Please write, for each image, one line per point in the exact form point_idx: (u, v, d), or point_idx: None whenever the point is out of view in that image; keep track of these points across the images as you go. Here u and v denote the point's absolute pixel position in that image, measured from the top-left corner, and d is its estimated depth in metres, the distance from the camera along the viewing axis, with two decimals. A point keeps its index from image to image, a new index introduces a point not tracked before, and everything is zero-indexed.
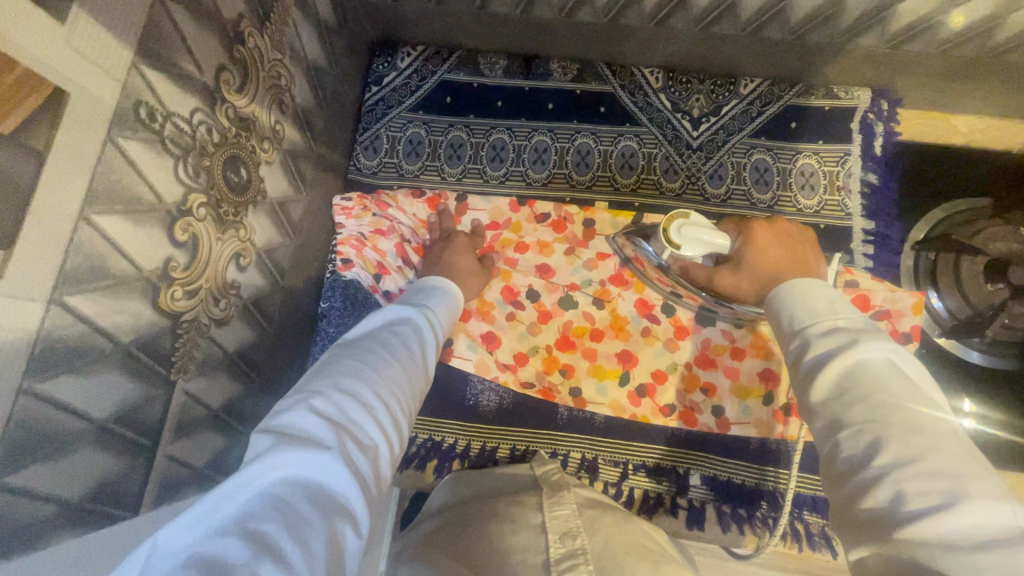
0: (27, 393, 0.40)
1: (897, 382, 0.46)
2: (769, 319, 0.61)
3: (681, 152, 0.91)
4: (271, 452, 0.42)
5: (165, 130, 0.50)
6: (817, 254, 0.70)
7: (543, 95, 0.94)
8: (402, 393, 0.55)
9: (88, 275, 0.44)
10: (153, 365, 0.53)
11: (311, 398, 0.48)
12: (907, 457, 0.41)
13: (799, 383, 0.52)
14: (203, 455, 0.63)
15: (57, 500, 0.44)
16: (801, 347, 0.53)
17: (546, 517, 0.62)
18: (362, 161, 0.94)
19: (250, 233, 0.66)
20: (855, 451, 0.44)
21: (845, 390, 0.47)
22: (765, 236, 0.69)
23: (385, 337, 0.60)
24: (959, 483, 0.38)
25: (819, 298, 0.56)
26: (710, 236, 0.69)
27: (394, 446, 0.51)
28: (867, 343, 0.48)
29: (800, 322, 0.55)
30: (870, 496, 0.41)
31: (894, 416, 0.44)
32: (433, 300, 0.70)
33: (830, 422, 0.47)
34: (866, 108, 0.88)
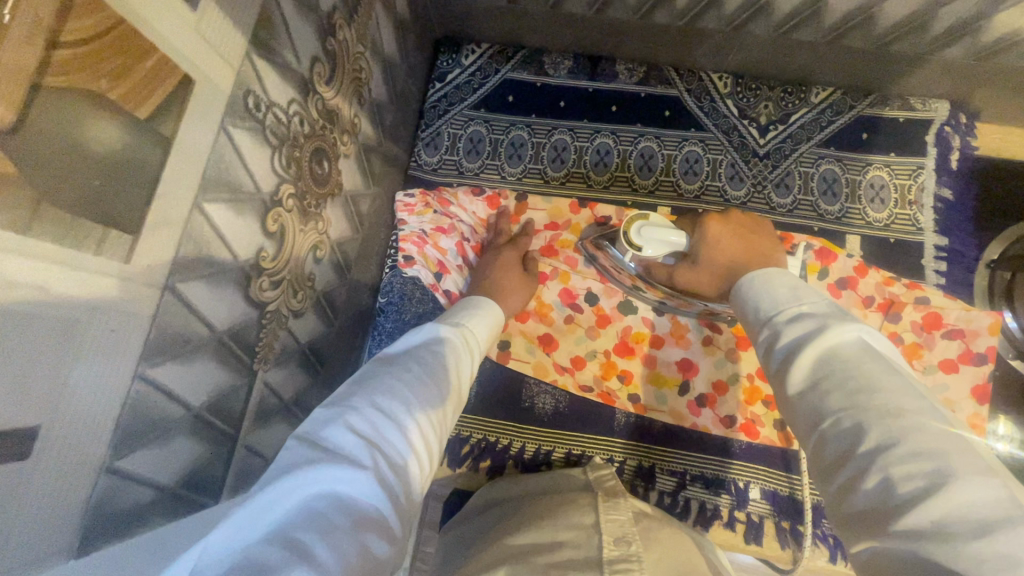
0: (140, 379, 0.40)
1: (869, 361, 0.41)
2: (735, 312, 0.57)
3: (747, 160, 0.90)
4: (308, 464, 0.40)
5: (267, 120, 0.50)
6: (771, 243, 0.71)
7: (607, 96, 0.93)
8: (438, 412, 0.53)
9: (196, 263, 0.44)
10: (241, 355, 0.53)
11: (349, 411, 0.46)
12: (891, 439, 0.36)
13: (769, 373, 0.48)
14: (273, 445, 0.64)
15: (156, 486, 0.44)
16: (771, 338, 0.49)
17: (600, 518, 0.58)
18: (423, 157, 0.94)
19: (328, 226, 0.66)
20: (838, 442, 0.38)
21: (821, 379, 0.42)
22: (716, 232, 0.69)
23: (422, 351, 0.57)
24: (948, 460, 0.33)
25: (781, 283, 0.53)
26: (667, 234, 0.68)
27: (426, 466, 0.49)
28: (836, 325, 0.44)
29: (765, 310, 0.51)
30: (858, 488, 0.36)
31: (873, 398, 0.38)
32: (472, 314, 0.67)
33: (809, 415, 0.41)
34: (943, 120, 0.86)
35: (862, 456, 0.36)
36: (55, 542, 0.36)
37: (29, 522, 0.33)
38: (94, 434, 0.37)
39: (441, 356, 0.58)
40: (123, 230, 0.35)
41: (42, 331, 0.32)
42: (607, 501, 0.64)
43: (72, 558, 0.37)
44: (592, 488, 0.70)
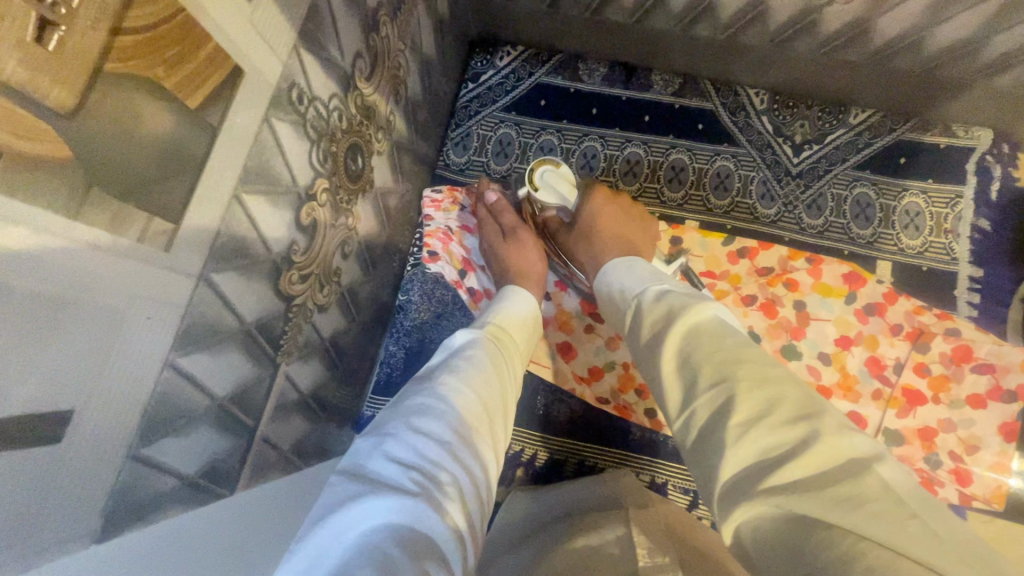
0: (171, 367, 0.40)
1: (727, 336, 0.45)
2: (605, 298, 0.62)
3: (780, 178, 0.88)
4: (357, 501, 0.41)
5: (308, 113, 0.49)
6: (649, 230, 0.76)
7: (640, 106, 0.92)
8: (480, 422, 0.53)
9: (231, 254, 0.43)
10: (266, 347, 0.52)
11: (387, 442, 0.47)
12: (760, 407, 0.39)
13: (644, 346, 0.51)
14: (289, 438, 0.64)
15: (177, 475, 0.44)
16: (637, 317, 0.54)
17: (629, 529, 0.57)
18: (452, 157, 0.94)
19: (357, 222, 0.66)
20: (713, 415, 0.41)
21: (687, 354, 0.46)
22: (601, 203, 0.75)
23: (453, 361, 0.57)
24: (810, 422, 0.37)
25: (642, 269, 0.59)
26: (562, 187, 0.80)
27: (479, 478, 0.49)
28: (692, 304, 0.49)
29: (631, 291, 0.57)
30: (733, 454, 0.38)
31: (739, 368, 0.42)
32: (500, 314, 0.67)
33: (683, 390, 0.45)
34: (985, 150, 0.84)
35: (739, 424, 0.39)
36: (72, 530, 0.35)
37: (51, 508, 0.33)
38: (124, 421, 0.37)
39: (475, 363, 0.57)
40: (166, 219, 0.35)
41: (85, 316, 0.31)
42: (636, 512, 0.63)
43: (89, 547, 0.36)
44: (619, 501, 0.68)
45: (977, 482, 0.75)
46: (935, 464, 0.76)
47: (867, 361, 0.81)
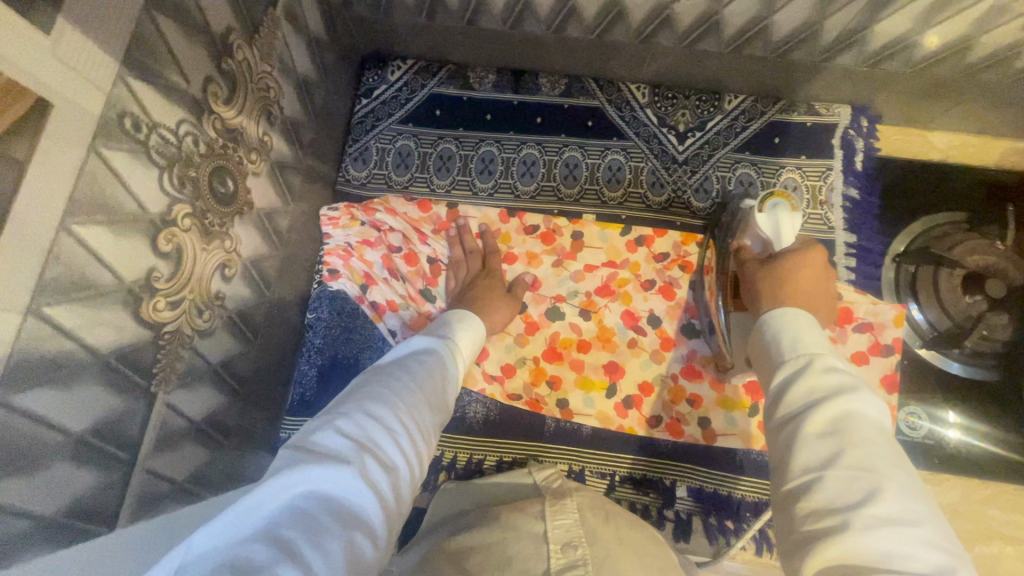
0: (2, 407, 0.39)
1: (886, 438, 0.45)
2: (759, 345, 0.59)
3: (667, 166, 0.93)
4: (297, 467, 0.42)
5: (150, 140, 0.50)
6: (827, 314, 0.70)
7: (531, 108, 0.95)
8: (422, 418, 0.55)
9: (67, 286, 0.43)
10: (133, 376, 0.52)
11: (336, 419, 0.48)
12: (905, 516, 0.40)
13: (799, 405, 0.49)
14: (183, 468, 0.63)
15: (31, 516, 0.43)
16: (796, 372, 0.51)
17: (548, 526, 0.57)
18: (352, 172, 0.94)
19: (236, 244, 0.66)
20: (845, 494, 0.42)
21: (844, 427, 0.45)
22: (811, 260, 0.69)
23: (408, 363, 0.60)
24: (945, 558, 0.38)
25: (819, 331, 0.55)
26: (787, 227, 0.74)
27: (413, 469, 0.51)
28: (865, 395, 0.47)
29: (806, 348, 0.53)
30: (856, 541, 0.39)
31: (888, 469, 0.43)
32: (456, 327, 0.70)
33: (819, 456, 0.44)
34: (846, 124, 0.90)
35: (866, 520, 0.40)
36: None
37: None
38: None
39: (427, 366, 0.60)
40: None
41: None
42: (555, 504, 0.63)
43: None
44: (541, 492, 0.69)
45: None
46: None
47: None
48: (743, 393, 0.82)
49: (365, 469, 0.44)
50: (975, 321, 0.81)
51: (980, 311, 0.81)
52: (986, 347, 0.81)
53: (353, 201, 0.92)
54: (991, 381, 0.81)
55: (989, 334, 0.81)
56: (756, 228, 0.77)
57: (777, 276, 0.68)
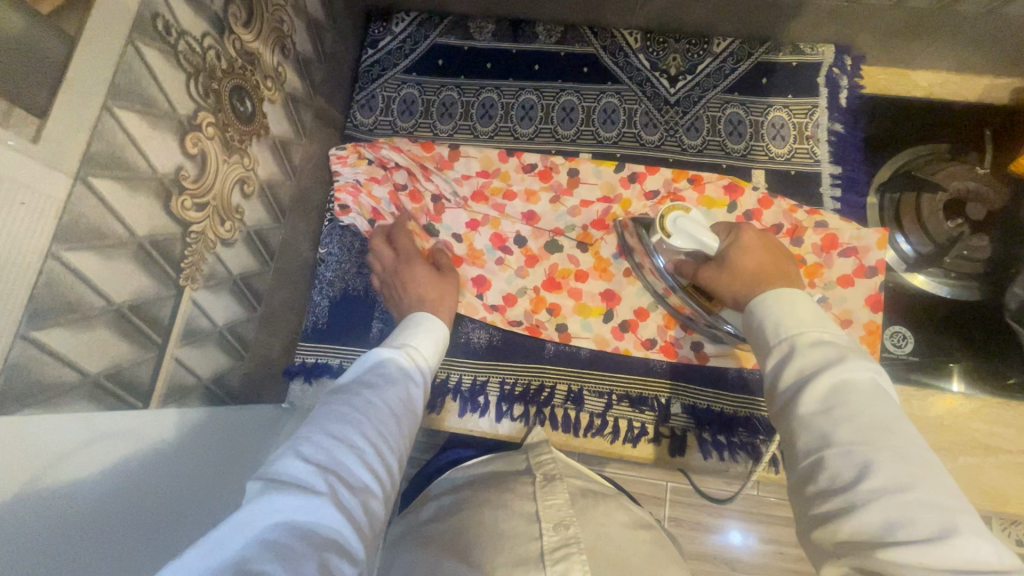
0: (55, 259, 0.44)
1: (882, 404, 0.47)
2: (749, 330, 0.63)
3: (660, 108, 0.97)
4: (261, 498, 0.43)
5: (178, 46, 0.55)
6: (795, 267, 0.75)
7: (529, 56, 1.00)
8: (388, 433, 0.57)
9: (109, 162, 0.48)
10: (164, 265, 0.57)
11: (298, 445, 0.50)
12: (901, 484, 0.42)
13: (792, 390, 0.52)
14: (208, 368, 0.68)
15: (78, 369, 0.48)
16: (785, 356, 0.55)
17: (539, 505, 0.58)
18: (359, 119, 0.99)
19: (254, 164, 0.71)
20: (843, 471, 0.44)
21: (837, 403, 0.48)
22: (749, 238, 0.74)
23: (366, 380, 0.62)
24: (948, 517, 0.40)
25: (803, 307, 0.58)
26: (701, 235, 0.74)
27: (385, 483, 0.53)
28: (854, 362, 0.50)
29: (787, 329, 0.57)
30: (857, 519, 0.42)
31: (882, 438, 0.45)
32: (415, 334, 0.74)
33: (817, 435, 0.47)
34: (830, 63, 0.94)
35: (868, 492, 0.42)
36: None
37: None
38: (12, 302, 0.41)
39: (388, 382, 0.63)
40: (28, 111, 0.40)
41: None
42: (545, 485, 0.63)
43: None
44: (530, 471, 0.68)
45: None
46: None
47: None
48: None
49: (333, 493, 0.46)
50: (956, 241, 0.85)
51: (961, 231, 0.85)
52: (967, 267, 0.85)
53: (358, 143, 0.96)
54: (976, 302, 0.85)
55: (969, 254, 0.85)
56: (682, 249, 0.76)
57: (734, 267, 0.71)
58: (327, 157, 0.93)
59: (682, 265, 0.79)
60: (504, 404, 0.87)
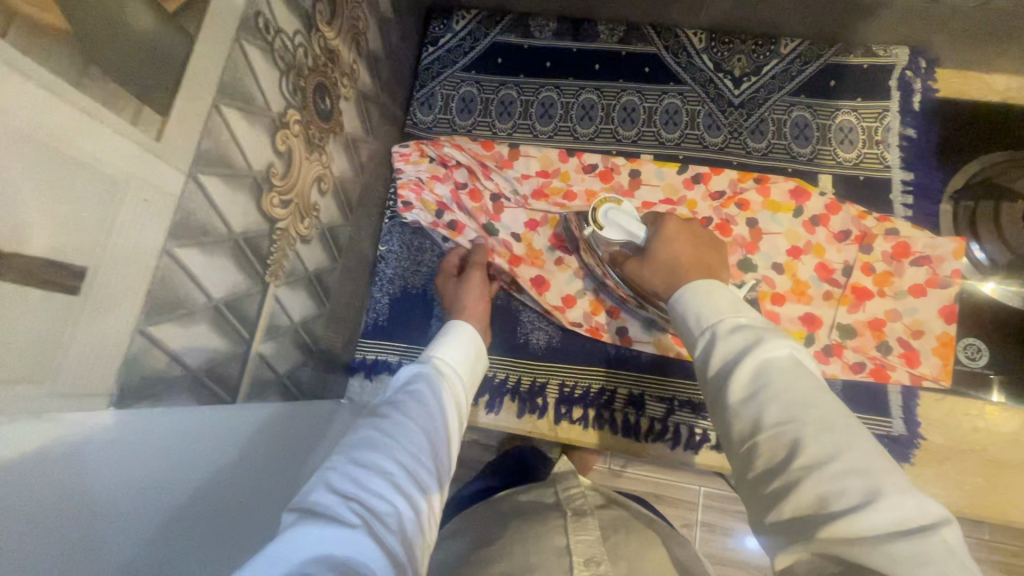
0: (169, 255, 0.45)
1: (803, 378, 0.48)
2: (677, 326, 0.63)
3: (723, 110, 0.95)
4: (292, 531, 0.42)
5: (275, 44, 0.55)
6: (722, 256, 0.78)
7: (590, 55, 0.99)
8: (420, 455, 0.55)
9: (214, 160, 0.49)
10: (254, 262, 0.57)
11: (328, 475, 0.49)
12: (827, 452, 0.41)
13: (717, 381, 0.52)
14: (284, 363, 0.68)
15: (181, 364, 0.49)
16: (707, 347, 0.56)
17: (571, 539, 0.58)
18: (419, 116, 0.99)
19: (330, 161, 0.71)
20: (777, 453, 0.44)
21: (761, 387, 0.48)
22: (674, 229, 0.76)
23: (397, 400, 0.61)
24: (871, 480, 0.39)
25: (720, 297, 0.60)
26: (629, 223, 0.79)
27: (420, 509, 0.51)
28: (770, 341, 0.51)
29: (708, 319, 0.58)
30: (794, 496, 0.40)
31: (806, 412, 0.45)
32: (444, 344, 0.73)
33: (749, 421, 0.47)
34: (904, 65, 0.91)
35: (801, 467, 0.42)
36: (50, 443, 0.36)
37: (76, 356, 0.38)
38: (131, 299, 0.42)
39: (421, 405, 0.61)
40: (154, 110, 0.41)
41: (81, 180, 0.36)
42: (576, 520, 0.62)
43: (53, 479, 0.35)
44: (559, 507, 0.67)
45: (925, 362, 0.82)
46: (886, 350, 0.83)
47: (816, 268, 0.88)
48: (799, 323, 0.86)
49: (365, 526, 0.44)
50: None
51: None
52: None
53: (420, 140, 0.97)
54: None
55: None
56: (614, 242, 0.81)
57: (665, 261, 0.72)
58: (390, 154, 0.94)
59: (615, 255, 0.81)
60: (562, 406, 0.87)
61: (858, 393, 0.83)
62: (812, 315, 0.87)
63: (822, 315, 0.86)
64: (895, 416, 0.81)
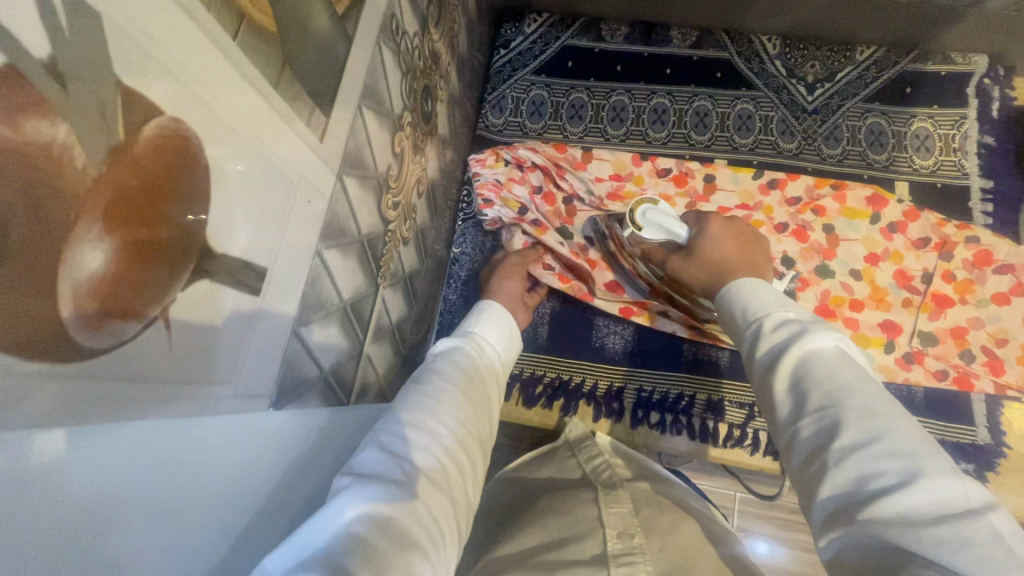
0: (320, 256, 0.45)
1: (852, 367, 0.46)
2: (724, 319, 0.61)
3: (797, 115, 0.95)
4: (341, 492, 0.37)
5: (402, 45, 0.55)
6: (766, 253, 0.74)
7: (662, 59, 1.00)
8: (466, 414, 0.49)
9: (356, 161, 0.49)
10: (373, 262, 0.58)
11: (376, 435, 0.44)
12: (867, 437, 0.40)
13: (764, 368, 0.50)
14: (382, 364, 0.68)
15: (318, 366, 0.49)
16: (753, 340, 0.54)
17: (602, 511, 0.58)
18: (490, 119, 1.00)
19: (426, 162, 0.72)
20: (816, 439, 0.43)
21: (802, 375, 0.47)
22: (717, 230, 0.73)
23: (437, 363, 0.56)
24: (914, 460, 0.38)
25: (769, 294, 0.57)
26: (670, 224, 0.77)
27: (466, 472, 0.45)
28: (817, 332, 0.49)
29: (753, 312, 0.56)
30: (832, 479, 0.40)
31: (852, 398, 0.43)
32: (479, 321, 0.66)
33: (793, 410, 0.46)
34: (982, 73, 0.92)
35: (839, 451, 0.40)
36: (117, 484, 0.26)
37: (244, 359, 0.37)
38: (290, 300, 0.41)
39: (459, 365, 0.55)
40: (322, 111, 0.41)
41: (270, 178, 0.36)
42: (607, 492, 0.63)
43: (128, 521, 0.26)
44: (590, 481, 0.67)
45: (1010, 371, 0.81)
46: (969, 358, 0.82)
47: (895, 274, 0.87)
48: (878, 330, 0.85)
49: (415, 489, 0.39)
50: None
51: None
52: None
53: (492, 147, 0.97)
54: None
55: None
56: (654, 242, 0.79)
57: (710, 267, 0.70)
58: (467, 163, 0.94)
59: (651, 253, 0.81)
60: (640, 411, 0.86)
61: (939, 401, 0.82)
62: (891, 321, 0.85)
63: (902, 321, 0.85)
64: (979, 425, 0.81)
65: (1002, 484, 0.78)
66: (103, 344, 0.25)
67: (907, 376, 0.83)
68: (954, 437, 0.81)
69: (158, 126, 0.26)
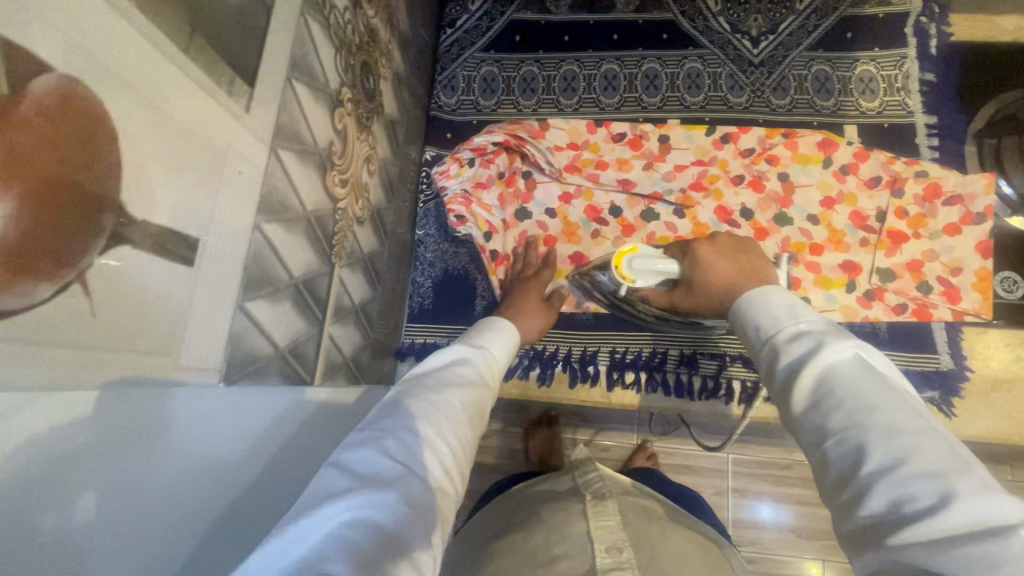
0: (260, 229, 0.45)
1: (871, 380, 0.43)
2: (734, 325, 0.56)
3: (744, 69, 0.96)
4: (343, 494, 0.38)
5: (331, 18, 0.55)
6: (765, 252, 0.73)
7: (607, 26, 1.00)
8: (467, 431, 0.49)
9: (290, 135, 0.48)
10: (323, 242, 0.58)
11: (382, 435, 0.43)
12: (896, 459, 0.37)
13: (780, 381, 0.47)
14: (348, 346, 0.68)
15: (272, 342, 0.48)
16: (768, 355, 0.49)
17: (591, 524, 0.58)
18: (443, 99, 1.00)
19: (375, 141, 0.71)
20: (844, 460, 0.40)
21: (825, 394, 0.43)
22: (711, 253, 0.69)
23: (445, 369, 0.54)
24: (948, 482, 0.35)
25: (783, 300, 0.52)
26: (662, 264, 0.71)
27: (457, 485, 0.45)
28: (834, 343, 0.45)
29: (766, 329, 0.51)
30: (866, 507, 0.37)
31: (879, 417, 0.40)
32: (493, 337, 0.62)
33: (814, 431, 0.43)
34: (918, 12, 0.94)
35: (869, 476, 0.38)
36: (99, 537, 0.28)
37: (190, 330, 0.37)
38: (230, 276, 0.41)
39: (466, 376, 0.54)
40: (244, 81, 0.41)
41: (191, 145, 0.35)
42: (596, 503, 0.63)
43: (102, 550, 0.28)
44: (578, 491, 0.68)
45: (966, 298, 0.83)
46: (927, 290, 0.84)
47: (851, 215, 0.88)
48: (839, 271, 0.87)
49: (409, 495, 0.40)
50: None
51: None
52: None
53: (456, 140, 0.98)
54: None
55: None
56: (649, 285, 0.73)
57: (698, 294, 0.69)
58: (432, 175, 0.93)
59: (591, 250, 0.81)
60: (615, 371, 0.87)
61: (903, 333, 0.84)
62: (851, 261, 0.87)
63: (861, 261, 0.87)
64: (941, 352, 0.83)
65: (967, 407, 0.80)
66: (18, 304, 0.25)
67: (869, 313, 0.85)
68: (919, 366, 0.83)
69: (45, 83, 0.25)
